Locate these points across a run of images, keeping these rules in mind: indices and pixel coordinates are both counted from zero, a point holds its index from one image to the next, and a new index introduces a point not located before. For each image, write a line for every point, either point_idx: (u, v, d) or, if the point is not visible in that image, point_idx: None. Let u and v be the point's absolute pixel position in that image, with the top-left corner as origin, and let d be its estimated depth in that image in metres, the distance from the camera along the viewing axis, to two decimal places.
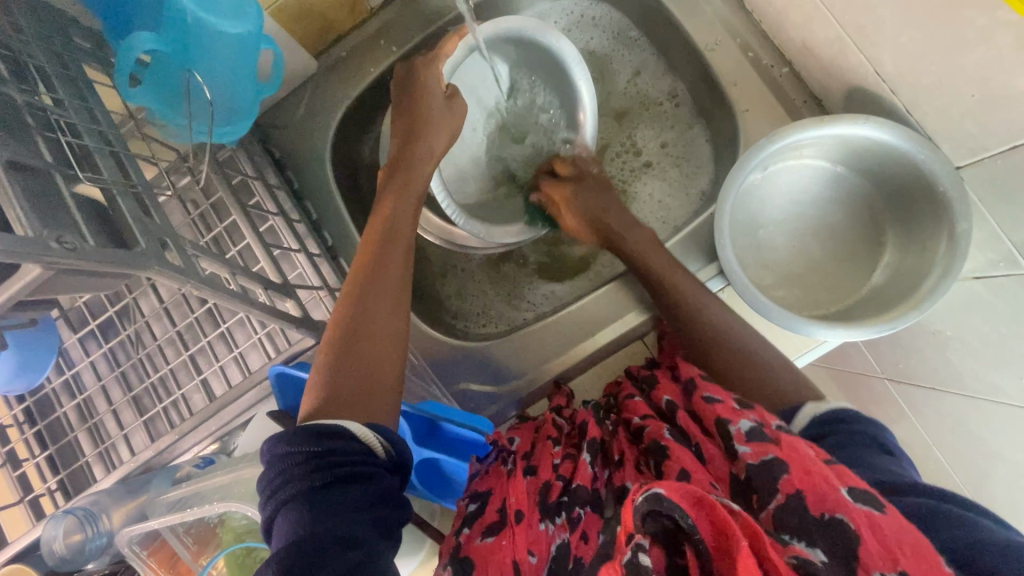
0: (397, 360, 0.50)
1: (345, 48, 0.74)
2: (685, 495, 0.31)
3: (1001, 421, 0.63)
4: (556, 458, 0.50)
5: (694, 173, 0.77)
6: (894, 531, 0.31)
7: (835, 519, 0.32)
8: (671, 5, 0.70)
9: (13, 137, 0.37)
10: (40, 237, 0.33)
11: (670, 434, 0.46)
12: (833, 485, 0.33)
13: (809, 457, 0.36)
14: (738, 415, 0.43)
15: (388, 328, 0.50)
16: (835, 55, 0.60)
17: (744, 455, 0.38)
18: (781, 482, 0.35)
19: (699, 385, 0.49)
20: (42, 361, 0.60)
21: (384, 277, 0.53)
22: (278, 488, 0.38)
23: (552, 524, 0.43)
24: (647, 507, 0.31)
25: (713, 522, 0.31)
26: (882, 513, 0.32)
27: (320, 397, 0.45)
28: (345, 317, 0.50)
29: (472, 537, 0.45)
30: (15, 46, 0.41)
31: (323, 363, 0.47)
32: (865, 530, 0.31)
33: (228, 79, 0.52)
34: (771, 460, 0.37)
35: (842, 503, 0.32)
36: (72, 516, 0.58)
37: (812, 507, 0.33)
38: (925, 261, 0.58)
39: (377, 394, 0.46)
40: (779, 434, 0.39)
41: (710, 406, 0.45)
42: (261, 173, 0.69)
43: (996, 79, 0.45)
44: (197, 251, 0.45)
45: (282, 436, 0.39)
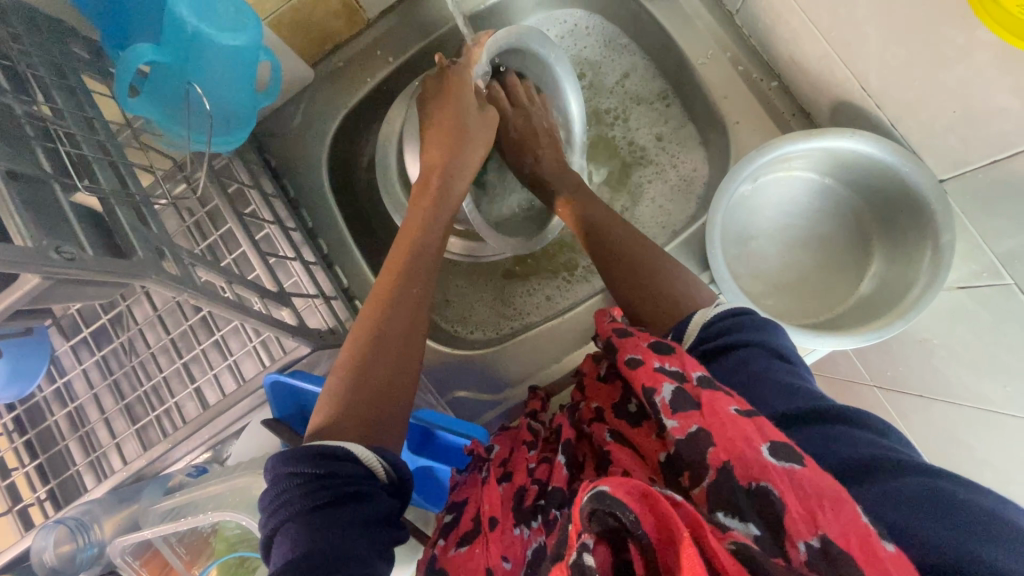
0: (411, 375, 0.50)
1: (341, 58, 0.75)
2: (631, 490, 0.30)
3: (987, 427, 0.64)
4: (531, 462, 0.49)
5: (686, 179, 0.78)
6: (814, 486, 0.31)
7: (762, 488, 0.32)
8: (662, 18, 0.72)
9: (13, 147, 0.37)
10: (39, 247, 0.33)
11: (612, 436, 0.46)
12: (752, 445, 0.34)
13: (729, 419, 0.36)
14: (658, 379, 0.41)
15: (403, 344, 0.51)
16: (822, 71, 0.61)
17: (670, 430, 0.38)
18: (711, 458, 0.35)
19: (618, 347, 0.47)
20: (34, 370, 0.59)
21: (403, 293, 0.53)
22: (280, 509, 0.38)
23: (527, 528, 0.43)
24: (592, 506, 0.30)
25: (656, 514, 0.30)
26: (801, 468, 0.32)
27: (330, 416, 0.45)
28: (360, 333, 0.50)
29: (447, 549, 0.45)
30: (14, 57, 0.42)
31: (336, 379, 0.48)
32: (787, 493, 0.31)
33: (226, 90, 0.53)
34: (696, 433, 0.36)
35: (764, 468, 0.33)
36: (62, 527, 0.58)
37: (740, 475, 0.33)
38: (911, 273, 0.59)
39: (387, 409, 0.47)
40: (700, 392, 0.39)
41: (631, 372, 0.43)
42: (257, 182, 0.69)
43: (977, 96, 0.47)
44: (193, 260, 0.45)
45: (287, 456, 0.40)
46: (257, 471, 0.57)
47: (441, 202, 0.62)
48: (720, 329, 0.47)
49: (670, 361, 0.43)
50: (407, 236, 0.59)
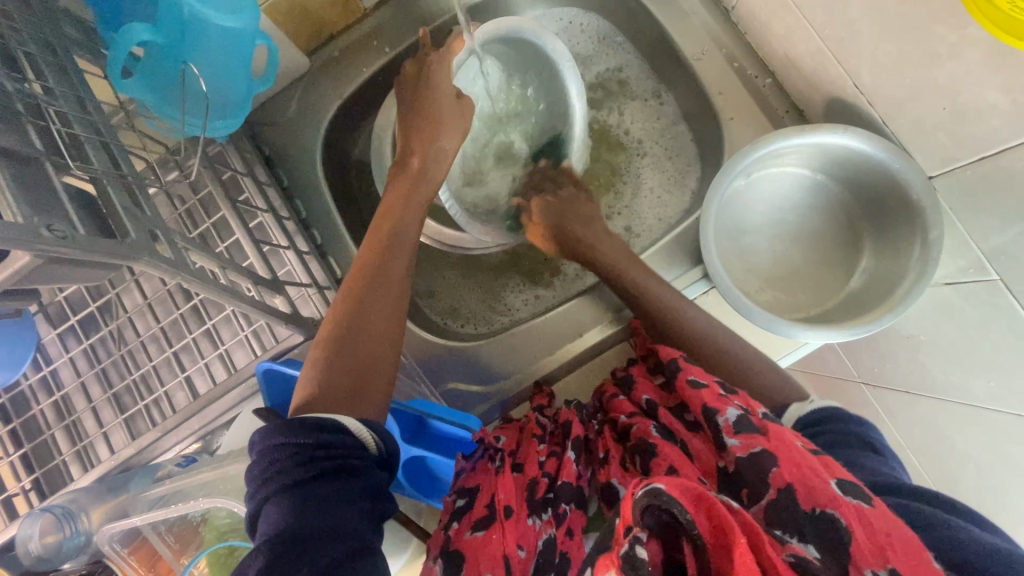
0: (391, 360, 0.50)
1: (337, 48, 0.75)
2: (685, 491, 0.32)
3: (970, 422, 0.66)
4: (541, 455, 0.51)
5: (681, 173, 0.78)
6: (882, 525, 0.33)
7: (827, 514, 0.34)
8: (659, 14, 0.72)
9: (4, 124, 0.37)
10: (31, 224, 0.33)
11: (658, 431, 0.48)
12: (822, 479, 0.36)
13: (796, 450, 0.38)
14: (723, 404, 0.44)
15: (381, 325, 0.51)
16: (816, 68, 0.62)
17: (732, 447, 0.41)
18: (773, 477, 0.37)
19: (682, 370, 0.51)
20: (19, 357, 0.58)
21: (386, 277, 0.53)
22: (266, 480, 0.38)
23: (539, 519, 0.45)
24: (647, 501, 0.32)
25: (710, 517, 0.32)
26: (870, 507, 0.34)
27: (308, 397, 0.44)
28: (339, 316, 0.50)
29: (461, 531, 0.45)
30: (5, 33, 0.41)
31: (314, 365, 0.47)
32: (854, 525, 0.33)
33: (222, 74, 0.52)
34: (759, 452, 0.39)
35: (832, 498, 0.34)
36: (48, 516, 0.57)
37: (804, 502, 0.35)
38: (901, 265, 0.60)
39: (369, 393, 0.47)
40: (764, 422, 0.41)
41: (696, 392, 0.47)
42: (251, 169, 0.68)
43: (966, 93, 0.48)
44: (188, 244, 0.45)
45: (274, 427, 0.39)
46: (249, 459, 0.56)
47: (419, 196, 0.62)
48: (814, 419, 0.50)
49: (735, 395, 0.46)
50: (388, 223, 0.58)
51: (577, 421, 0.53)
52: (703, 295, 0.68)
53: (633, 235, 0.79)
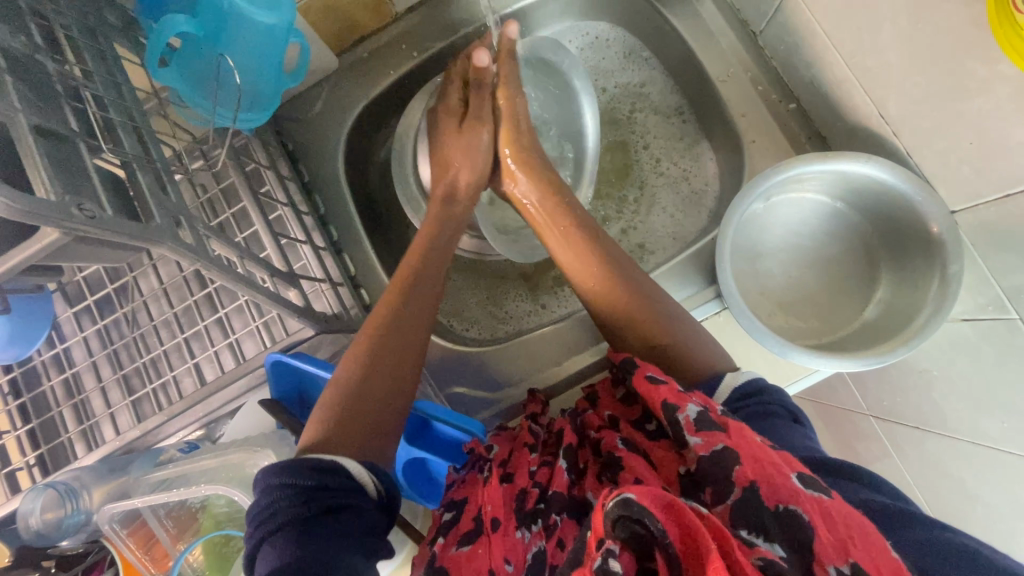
0: (409, 389, 0.52)
1: (366, 49, 0.76)
2: (655, 499, 0.33)
3: (980, 463, 0.65)
4: (532, 466, 0.49)
5: (698, 192, 0.79)
6: (842, 519, 0.35)
7: (789, 510, 0.35)
8: (687, 35, 0.73)
9: (43, 102, 0.38)
10: (62, 202, 0.34)
11: (624, 444, 0.46)
12: (783, 472, 0.37)
13: (756, 445, 0.39)
14: (683, 400, 0.43)
15: (409, 347, 0.53)
16: (842, 95, 0.62)
17: (695, 446, 0.40)
18: (735, 476, 0.38)
19: (641, 365, 0.49)
20: (35, 333, 0.59)
21: (416, 303, 0.56)
22: (263, 521, 0.39)
23: (528, 531, 0.44)
24: (618, 511, 0.33)
25: (680, 523, 0.32)
26: (829, 500, 0.36)
27: (336, 406, 0.48)
28: (373, 332, 0.53)
29: (447, 547, 0.47)
30: (50, 16, 0.42)
31: (344, 376, 0.50)
32: (817, 520, 0.34)
33: (256, 66, 0.53)
34: (722, 451, 0.39)
35: (794, 494, 0.36)
36: (52, 491, 0.57)
37: (766, 497, 0.36)
38: (918, 299, 0.60)
39: (388, 421, 0.49)
40: (723, 418, 0.41)
41: (654, 388, 0.45)
42: (274, 163, 0.69)
43: (995, 129, 0.47)
44: (209, 232, 0.46)
45: (275, 467, 0.41)
46: (252, 449, 0.57)
47: (448, 221, 0.65)
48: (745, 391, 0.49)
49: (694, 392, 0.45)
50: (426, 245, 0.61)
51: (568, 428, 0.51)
52: (715, 315, 0.67)
53: (648, 252, 0.78)
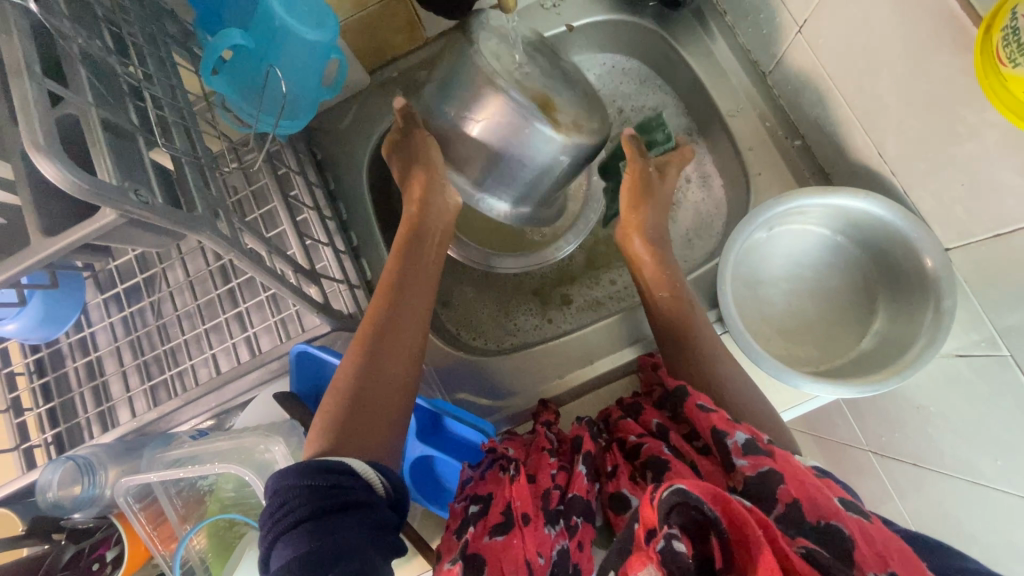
0: (409, 385, 0.56)
1: (397, 69, 0.81)
2: (705, 489, 0.36)
3: (975, 501, 0.65)
4: (552, 468, 0.52)
5: (707, 218, 0.82)
6: (882, 539, 0.38)
7: (831, 526, 0.38)
8: (700, 71, 0.77)
9: (110, 99, 0.42)
10: (122, 186, 0.37)
11: (669, 451, 0.49)
12: (826, 495, 0.40)
13: (801, 470, 0.42)
14: (732, 426, 0.46)
15: (406, 336, 0.58)
16: (844, 134, 0.65)
17: (742, 467, 0.43)
18: (780, 493, 0.41)
19: (690, 394, 0.52)
20: (67, 316, 0.63)
21: (409, 294, 0.61)
22: (277, 521, 0.41)
23: (554, 529, 0.47)
24: (672, 501, 0.36)
25: (727, 513, 0.35)
26: (869, 522, 0.39)
27: (343, 392, 0.52)
28: (372, 322, 0.58)
29: (478, 536, 0.48)
30: (121, 25, 0.47)
31: (350, 364, 0.55)
32: (858, 538, 0.37)
33: (297, 78, 0.57)
34: (768, 472, 0.42)
35: (836, 512, 0.39)
36: (71, 464, 0.60)
37: (810, 514, 0.39)
38: (912, 332, 0.62)
39: (388, 407, 0.53)
40: (771, 446, 0.44)
41: (705, 415, 0.48)
42: (303, 170, 0.73)
43: (984, 172, 0.50)
44: (243, 225, 0.49)
45: (286, 471, 0.43)
46: (265, 434, 0.59)
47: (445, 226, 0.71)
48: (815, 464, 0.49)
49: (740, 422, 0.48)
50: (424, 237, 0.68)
51: (586, 437, 0.55)
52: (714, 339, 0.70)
53: None
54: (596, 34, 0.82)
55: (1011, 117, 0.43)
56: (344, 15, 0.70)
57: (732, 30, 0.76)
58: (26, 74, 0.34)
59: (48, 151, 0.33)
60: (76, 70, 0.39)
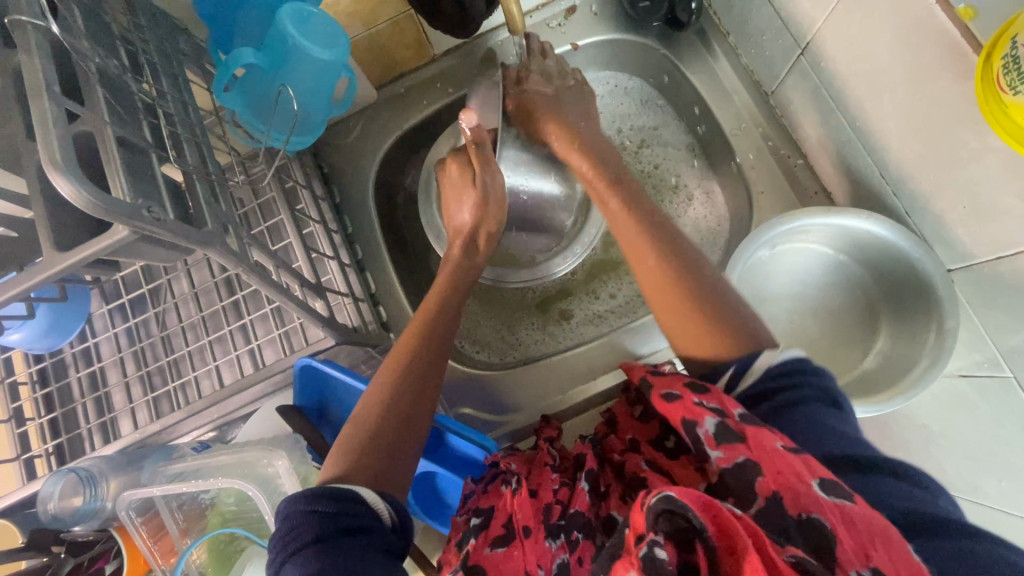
0: (431, 412, 0.55)
1: (403, 85, 0.82)
2: (694, 497, 0.35)
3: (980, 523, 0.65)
4: (554, 483, 0.52)
5: (709, 234, 0.82)
6: (865, 524, 0.34)
7: (812, 519, 0.35)
8: (704, 90, 0.78)
9: (125, 117, 0.42)
10: (135, 204, 0.38)
11: (648, 465, 0.51)
12: (803, 482, 0.37)
13: (777, 454, 0.39)
14: (700, 413, 0.44)
15: (434, 362, 0.58)
16: (846, 155, 0.66)
17: (715, 460, 0.41)
18: (759, 487, 0.38)
19: (654, 383, 0.50)
20: (70, 326, 0.64)
21: (439, 319, 0.61)
22: (286, 545, 0.41)
23: (555, 542, 0.47)
24: (659, 506, 0.35)
25: (715, 522, 0.34)
26: (853, 505, 0.35)
27: (368, 415, 0.52)
28: (402, 346, 0.58)
29: (479, 547, 0.49)
30: (136, 44, 0.48)
31: (377, 386, 0.54)
32: (839, 528, 0.34)
33: (308, 97, 0.58)
34: (743, 463, 0.40)
35: (817, 502, 0.35)
36: (72, 476, 0.60)
37: (789, 507, 0.36)
38: (914, 353, 0.62)
39: (410, 432, 0.52)
40: (743, 426, 0.42)
41: (672, 404, 0.46)
42: (310, 183, 0.74)
43: (986, 196, 0.51)
44: (251, 240, 0.50)
45: (298, 496, 0.43)
46: (270, 448, 0.59)
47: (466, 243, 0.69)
48: (780, 368, 0.46)
49: (710, 394, 0.46)
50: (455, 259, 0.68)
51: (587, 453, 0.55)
52: None
53: None
54: (600, 52, 0.83)
55: (1013, 143, 0.44)
56: (354, 31, 0.71)
57: (735, 50, 0.77)
58: (46, 94, 0.35)
59: (64, 169, 0.33)
60: (93, 88, 0.40)
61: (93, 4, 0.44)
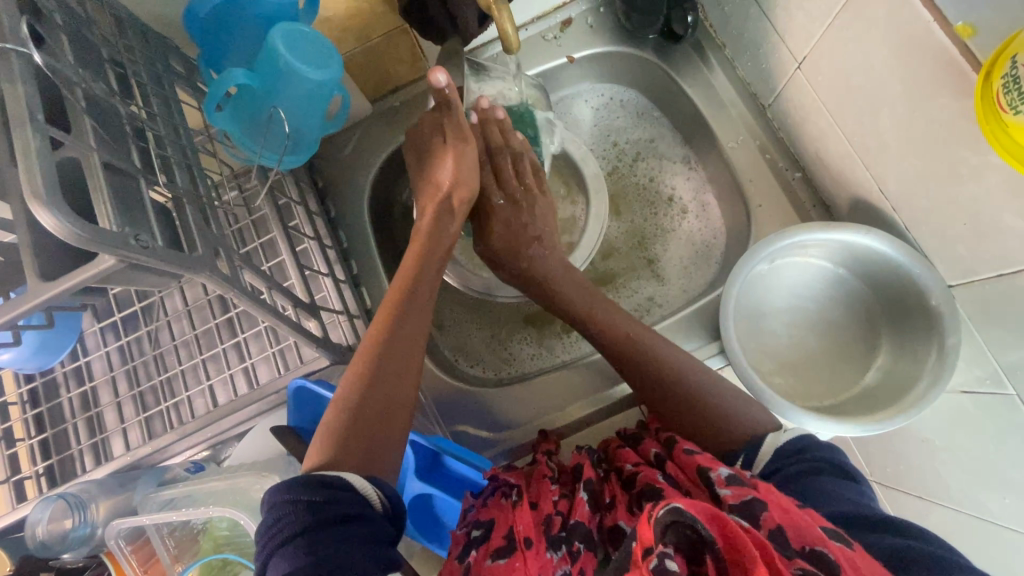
0: (413, 396, 0.54)
1: (399, 98, 0.82)
2: (702, 510, 0.34)
3: (984, 538, 0.64)
4: (554, 495, 0.51)
5: (707, 246, 0.82)
6: (867, 566, 0.34)
7: (817, 552, 0.34)
8: (700, 103, 0.78)
9: (113, 141, 0.42)
10: (122, 232, 0.37)
11: (663, 478, 0.48)
12: (808, 521, 0.36)
13: (785, 498, 0.39)
14: (716, 465, 0.45)
15: (409, 350, 0.55)
16: (844, 169, 0.65)
17: (725, 496, 0.41)
18: (763, 520, 0.38)
19: (679, 440, 0.51)
20: (61, 345, 0.63)
21: (413, 301, 0.57)
22: (274, 534, 0.40)
23: (557, 553, 0.45)
24: (668, 518, 0.34)
25: (726, 534, 0.33)
26: (853, 550, 0.35)
27: (340, 415, 0.49)
28: (376, 334, 0.54)
29: (480, 560, 0.47)
30: (125, 65, 0.47)
31: (351, 382, 0.51)
32: (842, 560, 0.33)
33: (301, 115, 0.57)
34: (751, 501, 0.39)
35: (820, 538, 0.35)
36: (61, 502, 0.59)
37: (794, 540, 0.36)
38: (916, 369, 0.61)
39: (386, 430, 0.50)
40: (755, 480, 0.42)
41: (690, 458, 0.47)
42: (304, 200, 0.73)
43: (986, 214, 0.50)
44: (243, 262, 0.49)
45: (284, 485, 0.42)
46: (260, 473, 0.59)
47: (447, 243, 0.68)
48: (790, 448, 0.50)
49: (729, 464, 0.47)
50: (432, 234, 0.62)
51: (590, 467, 0.54)
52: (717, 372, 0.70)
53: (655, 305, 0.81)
54: (596, 64, 0.83)
55: (1013, 162, 0.43)
56: (350, 46, 0.71)
57: (732, 62, 0.76)
58: (28, 123, 0.34)
59: (47, 201, 0.33)
60: (79, 114, 0.39)
61: (79, 26, 0.43)
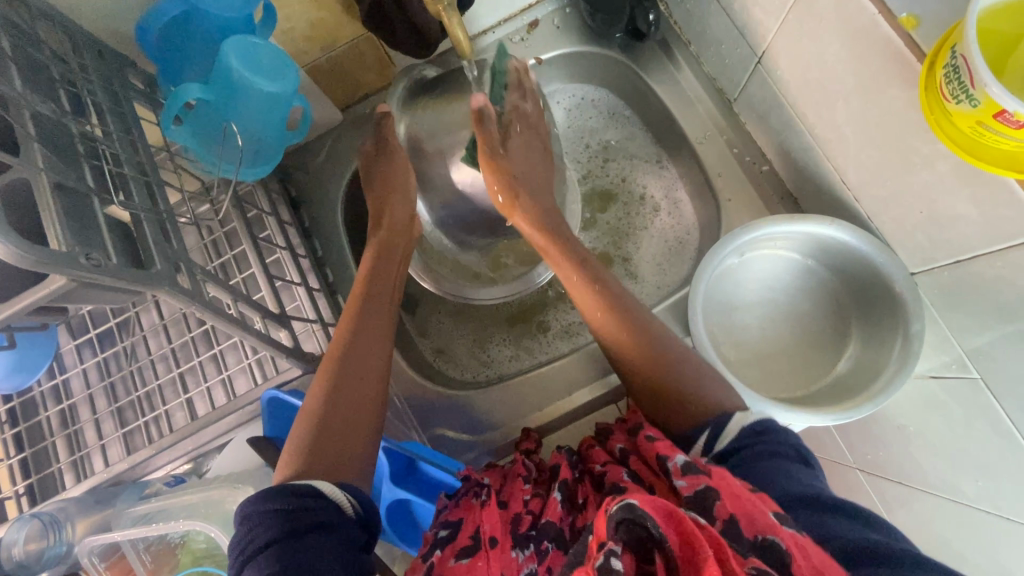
0: (379, 407, 0.54)
1: (369, 106, 0.82)
2: (658, 507, 0.34)
3: (960, 522, 0.65)
4: (525, 494, 0.52)
5: (681, 241, 0.82)
6: (816, 555, 0.34)
7: (767, 541, 0.35)
8: (667, 100, 0.79)
9: (65, 161, 0.42)
10: (72, 252, 0.37)
11: (628, 475, 0.48)
12: (761, 509, 0.36)
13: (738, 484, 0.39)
14: (674, 450, 0.45)
15: (371, 361, 0.56)
16: (807, 161, 0.66)
17: (680, 487, 0.41)
18: (717, 509, 0.38)
19: (643, 427, 0.51)
20: (37, 363, 0.62)
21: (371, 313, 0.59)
22: (247, 546, 0.40)
23: (522, 552, 0.46)
24: (620, 515, 0.35)
25: (679, 531, 0.33)
26: (805, 537, 0.35)
27: (304, 432, 0.49)
28: (335, 349, 0.55)
29: (445, 559, 0.49)
30: (79, 84, 0.47)
31: (315, 398, 0.52)
32: (794, 551, 0.34)
33: (260, 127, 0.57)
34: (704, 490, 0.39)
35: (771, 526, 0.35)
36: (36, 521, 0.59)
37: (747, 530, 0.36)
38: (883, 357, 0.62)
39: (353, 443, 0.50)
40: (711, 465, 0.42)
41: (651, 444, 0.48)
42: (276, 210, 0.73)
43: (941, 202, 0.51)
44: (205, 276, 0.49)
45: (257, 495, 0.42)
46: (236, 487, 0.60)
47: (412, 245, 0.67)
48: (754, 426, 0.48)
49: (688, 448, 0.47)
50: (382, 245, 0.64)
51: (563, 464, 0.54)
52: None
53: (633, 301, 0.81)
54: (565, 65, 0.83)
55: (959, 149, 0.44)
56: (315, 56, 0.71)
57: (697, 59, 0.77)
58: None
59: None
60: (29, 135, 0.39)
61: (29, 48, 0.43)
